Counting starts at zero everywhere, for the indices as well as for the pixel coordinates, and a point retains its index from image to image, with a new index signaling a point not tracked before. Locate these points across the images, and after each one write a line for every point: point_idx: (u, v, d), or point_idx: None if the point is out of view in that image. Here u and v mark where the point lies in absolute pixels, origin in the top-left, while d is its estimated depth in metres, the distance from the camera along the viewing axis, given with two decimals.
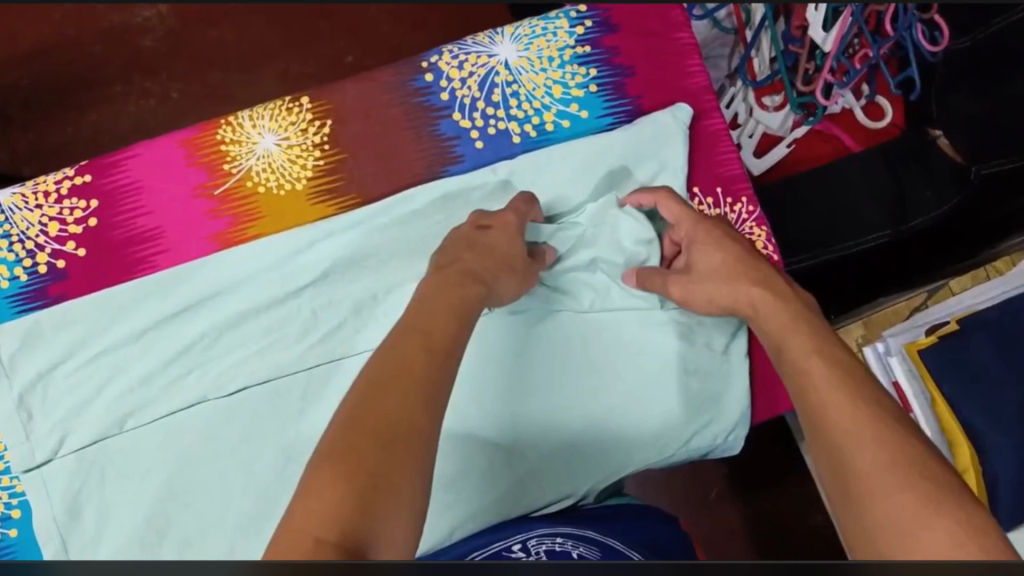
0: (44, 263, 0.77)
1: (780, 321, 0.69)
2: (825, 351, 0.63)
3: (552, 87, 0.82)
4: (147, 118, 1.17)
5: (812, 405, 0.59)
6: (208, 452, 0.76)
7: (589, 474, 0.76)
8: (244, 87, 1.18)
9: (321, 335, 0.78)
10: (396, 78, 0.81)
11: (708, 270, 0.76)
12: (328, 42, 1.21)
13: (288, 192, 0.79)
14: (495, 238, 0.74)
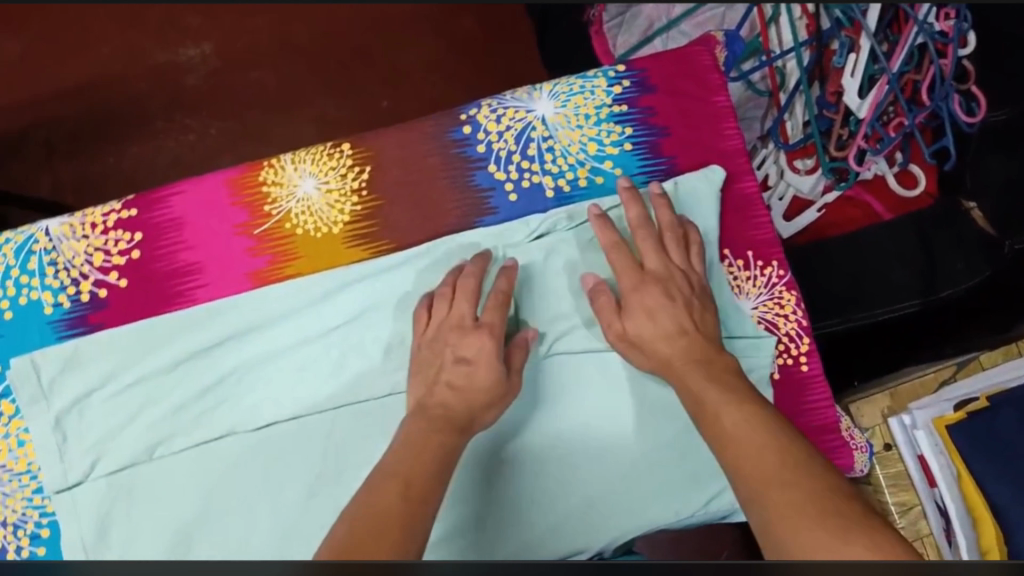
0: (87, 291, 0.79)
1: (705, 387, 0.70)
2: (745, 413, 0.66)
3: (587, 143, 0.83)
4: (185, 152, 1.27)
5: (739, 465, 0.61)
6: (235, 487, 0.76)
7: (606, 528, 0.76)
8: (283, 129, 1.24)
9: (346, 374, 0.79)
10: (435, 129, 0.83)
11: (644, 333, 0.75)
12: (365, 88, 1.25)
13: (325, 234, 0.81)
14: (476, 373, 0.74)
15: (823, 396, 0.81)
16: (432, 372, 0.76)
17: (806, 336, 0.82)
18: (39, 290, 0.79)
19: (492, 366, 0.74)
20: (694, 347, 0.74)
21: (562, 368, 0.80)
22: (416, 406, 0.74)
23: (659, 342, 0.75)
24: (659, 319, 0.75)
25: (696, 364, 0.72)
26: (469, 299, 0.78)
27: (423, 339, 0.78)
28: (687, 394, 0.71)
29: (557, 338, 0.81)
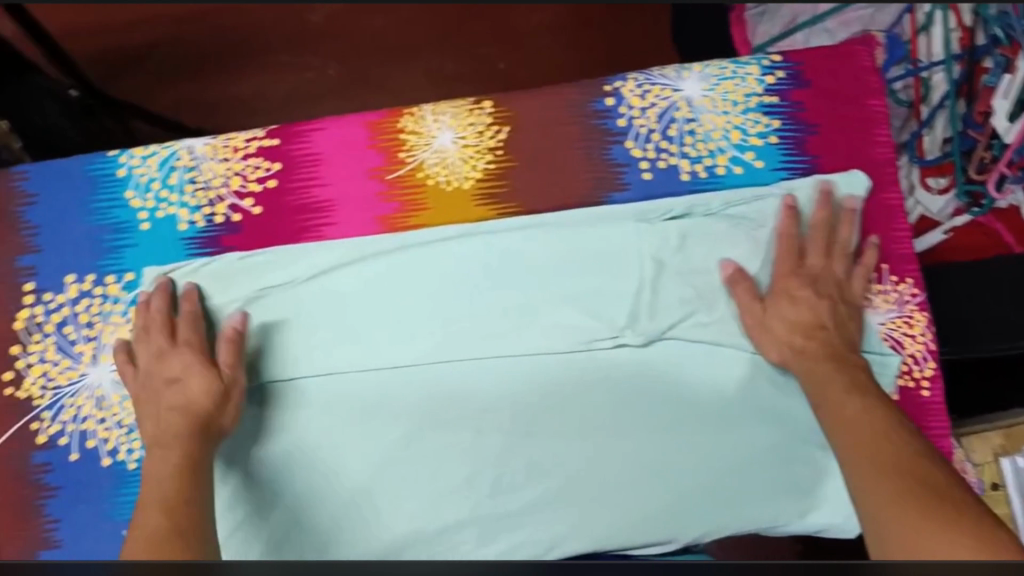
0: (222, 214, 0.81)
1: (837, 385, 0.73)
2: (880, 419, 0.68)
3: (731, 131, 0.82)
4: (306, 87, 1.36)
5: (865, 464, 0.65)
6: (336, 420, 0.81)
7: (695, 522, 0.76)
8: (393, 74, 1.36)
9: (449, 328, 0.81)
10: (578, 98, 0.82)
11: (784, 320, 0.77)
12: (485, 53, 1.38)
13: (455, 189, 0.82)
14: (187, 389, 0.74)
15: (943, 424, 0.78)
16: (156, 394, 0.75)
17: (931, 361, 0.79)
18: (176, 206, 0.81)
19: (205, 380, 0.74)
20: (831, 343, 0.76)
21: (678, 357, 0.79)
22: (154, 442, 0.73)
23: (795, 331, 0.77)
24: (800, 308, 0.77)
25: (829, 358, 0.75)
26: (164, 330, 0.77)
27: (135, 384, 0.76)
28: (808, 381, 0.74)
29: (674, 325, 0.80)
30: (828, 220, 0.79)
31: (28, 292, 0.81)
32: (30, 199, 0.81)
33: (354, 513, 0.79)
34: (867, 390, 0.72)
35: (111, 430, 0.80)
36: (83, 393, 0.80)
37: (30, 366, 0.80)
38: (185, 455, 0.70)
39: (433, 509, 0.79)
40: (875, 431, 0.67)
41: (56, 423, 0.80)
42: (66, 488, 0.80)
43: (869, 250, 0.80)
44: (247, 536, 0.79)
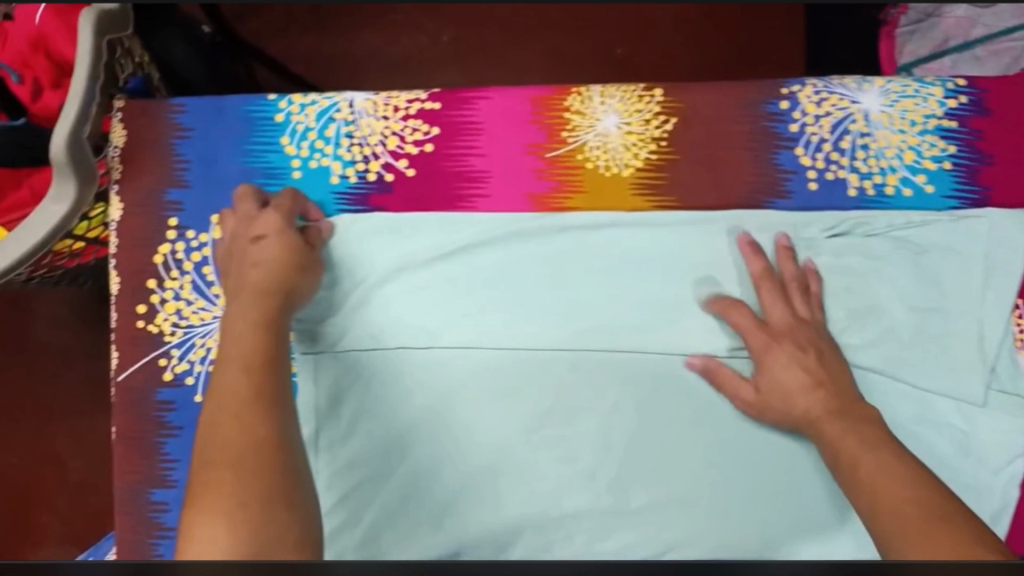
0: (375, 172, 0.79)
1: (849, 443, 0.68)
2: (892, 471, 0.64)
3: (905, 151, 0.79)
4: (414, 53, 1.35)
5: (875, 503, 0.63)
6: (463, 394, 0.79)
7: (812, 543, 0.77)
8: (510, 50, 1.36)
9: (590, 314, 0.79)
10: (752, 96, 0.80)
11: (777, 389, 0.74)
12: (602, 35, 1.35)
13: (614, 175, 0.79)
14: (273, 246, 0.74)
15: None
16: (238, 251, 0.74)
17: None
18: (330, 159, 0.79)
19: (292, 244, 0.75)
20: (832, 399, 0.72)
21: None
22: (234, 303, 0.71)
23: (794, 396, 0.73)
24: (795, 370, 0.74)
25: (835, 417, 0.71)
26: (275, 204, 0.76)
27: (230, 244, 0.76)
28: (823, 445, 0.71)
29: None
30: (768, 267, 0.78)
31: (172, 227, 0.79)
32: (185, 131, 0.80)
33: (462, 491, 0.78)
34: (882, 440, 0.68)
35: None
36: (214, 335, 0.78)
37: (163, 302, 0.79)
38: (272, 316, 0.70)
39: (553, 497, 0.78)
40: (886, 469, 0.65)
41: (184, 362, 0.79)
42: (187, 428, 0.79)
43: (813, 273, 0.78)
44: (363, 498, 0.78)
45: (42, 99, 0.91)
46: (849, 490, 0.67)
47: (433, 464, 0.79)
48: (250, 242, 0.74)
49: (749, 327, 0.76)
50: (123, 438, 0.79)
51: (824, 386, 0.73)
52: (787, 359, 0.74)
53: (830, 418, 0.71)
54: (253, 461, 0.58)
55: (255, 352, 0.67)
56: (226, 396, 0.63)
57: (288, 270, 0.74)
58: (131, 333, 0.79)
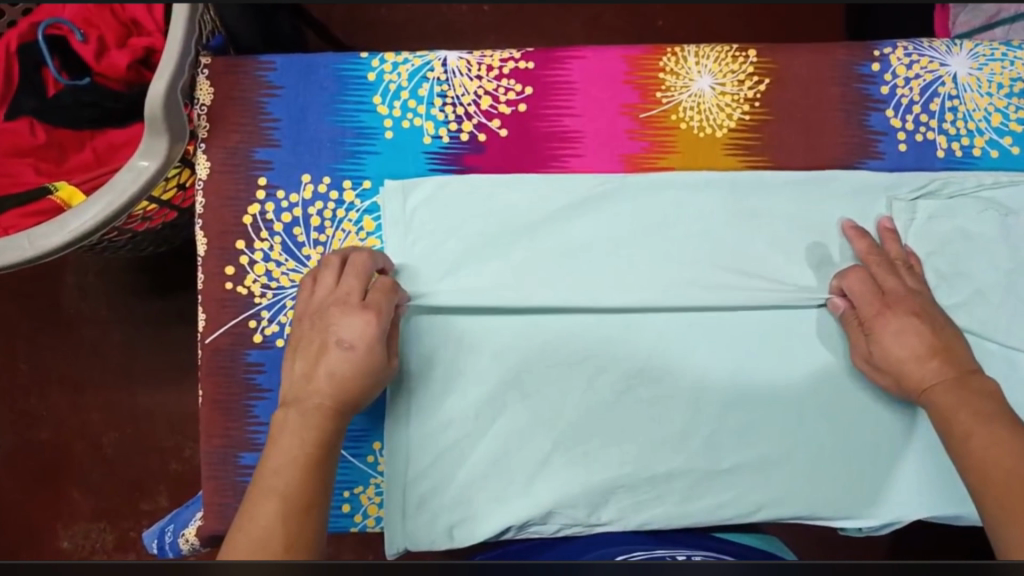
0: (467, 132, 0.79)
1: (960, 416, 0.67)
2: (1004, 451, 0.63)
3: (992, 114, 0.80)
4: (455, 21, 1.34)
5: (981, 479, 0.62)
6: (554, 357, 0.77)
7: (908, 499, 0.76)
8: (551, 20, 1.35)
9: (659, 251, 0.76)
10: (845, 58, 0.80)
11: (892, 358, 0.72)
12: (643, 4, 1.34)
13: (708, 136, 0.80)
14: (357, 361, 0.68)
15: None
16: (316, 350, 0.69)
17: None
18: (422, 119, 0.79)
19: (371, 352, 0.69)
20: (948, 368, 0.70)
21: None
22: (289, 395, 0.67)
23: (906, 365, 0.72)
24: (907, 339, 0.72)
25: (952, 387, 0.69)
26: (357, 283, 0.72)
27: (307, 313, 0.71)
28: (936, 414, 0.69)
29: None
30: (873, 246, 0.77)
31: (261, 186, 0.78)
32: (274, 89, 0.78)
33: (554, 454, 0.76)
34: (986, 412, 0.66)
35: None
36: None
37: (252, 263, 0.77)
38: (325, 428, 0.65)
39: (643, 457, 0.76)
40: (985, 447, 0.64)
41: (274, 324, 0.77)
42: (276, 391, 0.76)
43: (915, 254, 0.78)
44: (453, 462, 0.76)
45: (108, 58, 0.89)
46: (958, 462, 0.66)
47: (526, 430, 0.76)
48: (332, 345, 0.68)
49: (866, 295, 0.74)
50: (211, 402, 0.77)
51: (942, 356, 0.71)
52: (903, 325, 0.72)
53: (943, 391, 0.69)
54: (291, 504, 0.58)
55: (313, 397, 0.66)
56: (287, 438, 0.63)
57: (366, 373, 0.68)
58: (218, 296, 0.77)
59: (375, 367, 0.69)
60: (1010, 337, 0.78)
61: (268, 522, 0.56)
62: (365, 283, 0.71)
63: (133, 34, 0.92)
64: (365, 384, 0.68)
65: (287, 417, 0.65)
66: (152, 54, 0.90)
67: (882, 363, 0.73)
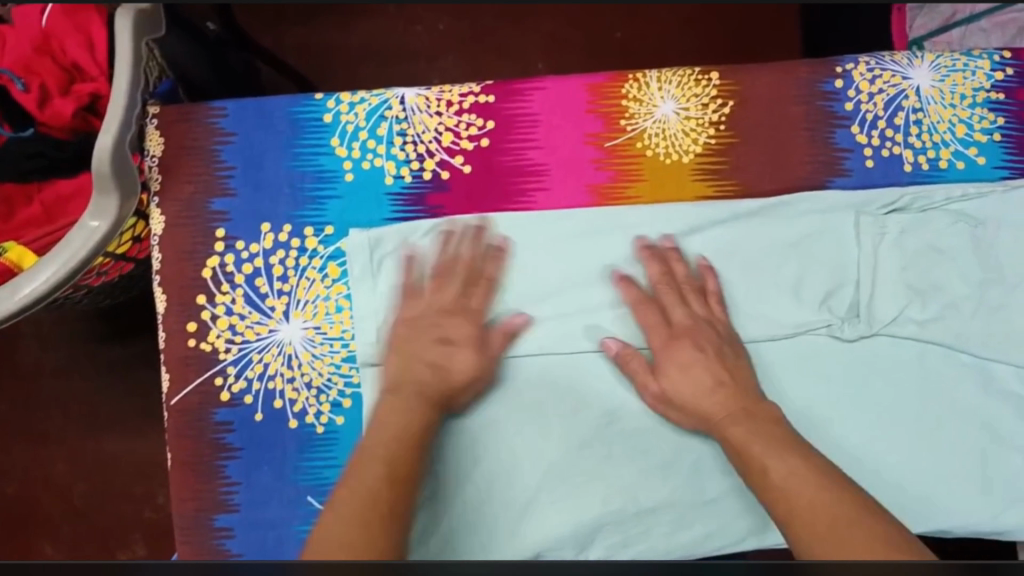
0: (430, 170, 0.77)
1: (755, 448, 0.70)
2: (800, 478, 0.66)
3: (957, 125, 0.80)
4: (411, 42, 1.32)
5: (789, 511, 0.65)
6: (531, 396, 0.76)
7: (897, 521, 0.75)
8: (510, 35, 1.33)
9: (480, 313, 0.76)
10: (808, 76, 0.79)
11: (682, 394, 0.75)
12: (600, 17, 1.33)
13: (675, 162, 0.78)
14: (460, 361, 0.74)
15: None
16: (423, 342, 0.75)
17: None
18: (383, 159, 0.77)
19: (472, 353, 0.74)
20: (733, 402, 0.73)
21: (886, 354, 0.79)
22: (396, 382, 0.73)
23: (699, 402, 0.74)
24: (692, 373, 0.75)
25: (741, 419, 0.72)
26: (462, 284, 0.76)
27: (418, 313, 0.76)
28: (731, 450, 0.72)
29: (892, 322, 0.78)
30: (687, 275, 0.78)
31: (219, 238, 0.75)
32: (228, 136, 0.76)
33: (537, 494, 0.75)
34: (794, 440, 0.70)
35: (301, 391, 0.74)
36: (272, 349, 0.74)
37: (215, 318, 0.75)
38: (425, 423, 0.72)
39: (628, 492, 0.75)
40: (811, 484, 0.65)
41: (241, 380, 0.74)
42: (248, 449, 0.74)
43: (707, 271, 0.79)
44: (435, 509, 0.74)
45: (52, 106, 0.85)
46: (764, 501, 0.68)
47: (508, 473, 0.75)
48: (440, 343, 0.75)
49: (655, 326, 0.77)
50: (180, 463, 0.74)
51: (729, 386, 0.74)
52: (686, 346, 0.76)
53: (733, 421, 0.72)
54: (383, 491, 0.65)
55: (422, 388, 0.73)
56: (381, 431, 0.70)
57: (475, 378, 0.74)
58: (182, 354, 0.75)
59: (479, 369, 0.74)
60: (983, 349, 0.79)
61: (360, 497, 0.64)
62: (475, 274, 0.76)
63: (76, 78, 0.88)
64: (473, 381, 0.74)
65: (392, 403, 0.72)
66: (98, 100, 0.87)
67: (672, 398, 0.75)
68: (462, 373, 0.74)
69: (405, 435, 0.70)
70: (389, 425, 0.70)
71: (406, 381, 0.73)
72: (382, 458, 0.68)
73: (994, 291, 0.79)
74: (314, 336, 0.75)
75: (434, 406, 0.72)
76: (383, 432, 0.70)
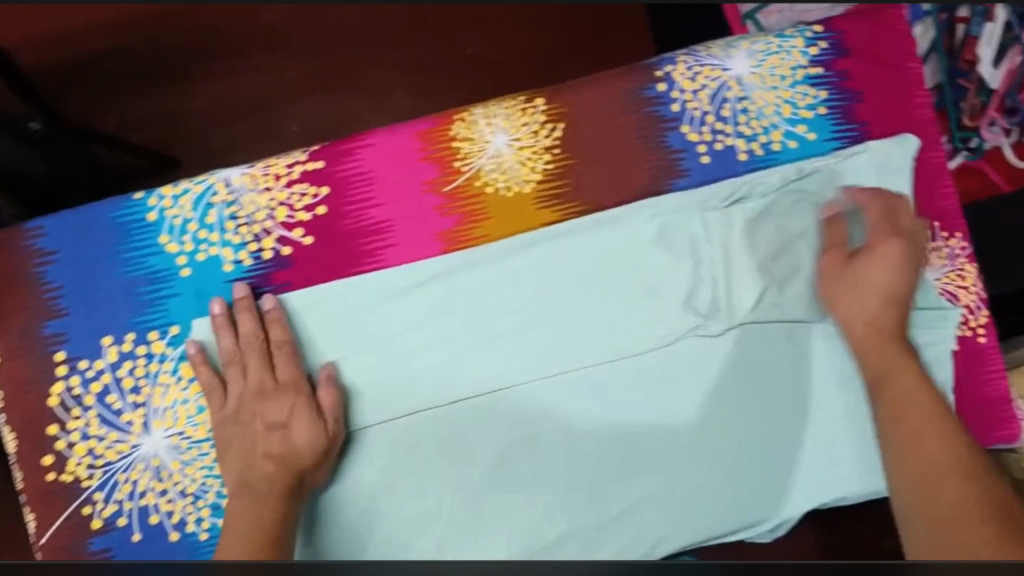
0: (270, 248, 0.75)
1: (897, 373, 0.72)
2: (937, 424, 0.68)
3: (782, 106, 0.81)
4: (263, 93, 1.27)
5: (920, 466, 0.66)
6: (414, 457, 0.75)
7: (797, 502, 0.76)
8: (361, 67, 1.28)
9: (294, 380, 0.72)
10: (630, 85, 0.80)
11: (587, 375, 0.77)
12: (449, 35, 1.30)
13: (517, 194, 0.78)
14: (293, 436, 0.70)
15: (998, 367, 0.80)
16: (251, 443, 0.71)
17: (984, 309, 0.80)
18: (218, 246, 0.74)
19: (308, 425, 0.70)
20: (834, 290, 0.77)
21: (758, 339, 0.78)
22: (238, 485, 0.69)
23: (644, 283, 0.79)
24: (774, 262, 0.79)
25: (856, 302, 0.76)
26: (262, 360, 0.72)
27: (222, 414, 0.71)
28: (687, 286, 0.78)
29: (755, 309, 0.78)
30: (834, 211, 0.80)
31: (60, 362, 0.73)
32: (50, 256, 0.74)
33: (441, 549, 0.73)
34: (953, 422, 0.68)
35: (176, 501, 0.72)
36: (137, 465, 0.72)
37: (72, 445, 0.72)
38: (275, 511, 0.66)
39: (531, 529, 0.74)
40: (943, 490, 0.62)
41: (111, 504, 0.72)
42: None
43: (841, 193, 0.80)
44: None
45: None
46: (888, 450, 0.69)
47: (410, 535, 0.73)
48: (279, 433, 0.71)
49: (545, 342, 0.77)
50: None
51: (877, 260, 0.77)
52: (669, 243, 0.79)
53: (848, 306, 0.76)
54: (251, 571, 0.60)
55: (274, 477, 0.69)
56: (241, 527, 0.65)
57: (309, 449, 0.70)
58: (43, 489, 0.72)
59: (311, 436, 0.70)
60: None
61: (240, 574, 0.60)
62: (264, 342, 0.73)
63: None
64: (310, 440, 0.70)
65: (242, 504, 0.67)
66: None
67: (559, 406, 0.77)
68: (303, 446, 0.69)
69: (259, 535, 0.64)
70: (254, 510, 0.66)
71: (246, 485, 0.69)
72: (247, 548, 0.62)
73: (849, 260, 0.80)
74: (180, 442, 0.72)
75: (287, 491, 0.68)
76: (233, 533, 0.65)
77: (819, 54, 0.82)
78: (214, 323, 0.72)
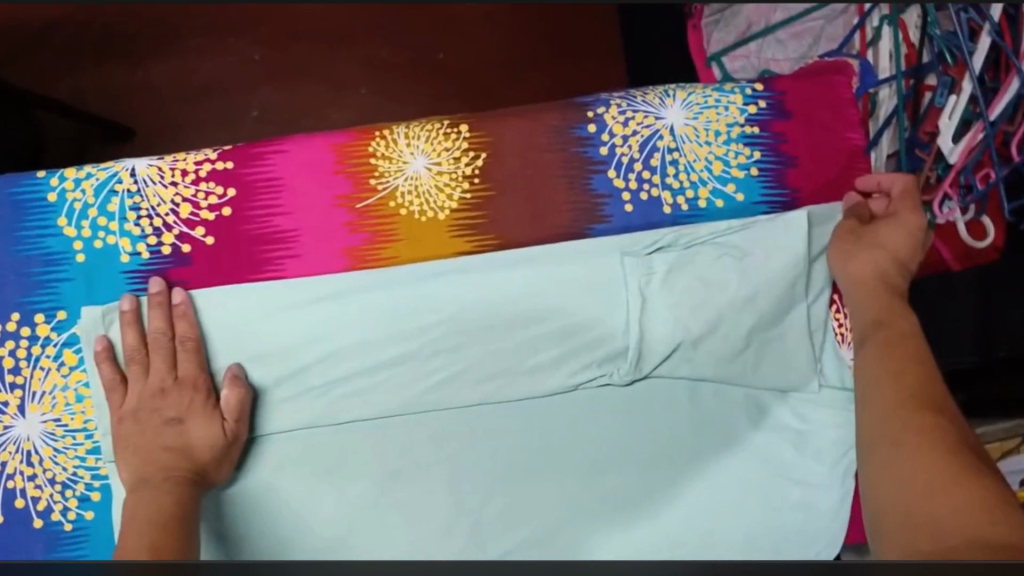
0: (169, 243, 0.74)
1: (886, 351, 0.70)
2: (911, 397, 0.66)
3: (712, 162, 0.79)
4: (224, 73, 1.22)
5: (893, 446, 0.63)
6: (298, 473, 0.75)
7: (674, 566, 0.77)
8: (326, 59, 1.23)
9: (194, 378, 0.73)
10: (559, 123, 0.79)
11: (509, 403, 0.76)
12: (420, 37, 1.24)
13: (430, 220, 0.77)
14: (188, 431, 0.71)
15: None
16: (150, 437, 0.71)
17: None
18: (116, 236, 0.73)
19: (205, 421, 0.71)
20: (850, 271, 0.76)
21: (657, 393, 0.78)
22: (136, 480, 0.69)
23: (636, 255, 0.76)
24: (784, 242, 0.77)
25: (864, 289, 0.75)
26: (165, 360, 0.72)
27: (122, 412, 0.72)
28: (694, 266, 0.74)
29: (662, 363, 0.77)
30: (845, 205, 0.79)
31: None
32: None
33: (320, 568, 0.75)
34: (948, 444, 0.62)
35: (43, 488, 0.73)
36: (9, 446, 0.73)
37: None
38: (175, 499, 0.66)
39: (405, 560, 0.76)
40: (930, 522, 0.56)
41: None
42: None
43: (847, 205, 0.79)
44: None
45: None
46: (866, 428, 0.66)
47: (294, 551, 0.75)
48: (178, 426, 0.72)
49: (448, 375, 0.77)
50: None
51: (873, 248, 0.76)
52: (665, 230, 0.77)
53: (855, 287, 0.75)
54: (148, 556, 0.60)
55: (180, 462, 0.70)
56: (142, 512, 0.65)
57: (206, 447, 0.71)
58: None
59: (211, 431, 0.71)
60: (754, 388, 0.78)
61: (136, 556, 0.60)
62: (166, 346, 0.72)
63: None
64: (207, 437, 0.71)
65: (138, 498, 0.67)
66: None
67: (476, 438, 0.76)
68: (203, 442, 0.71)
69: (161, 517, 0.64)
70: (158, 502, 0.66)
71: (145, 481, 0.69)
72: (149, 531, 0.63)
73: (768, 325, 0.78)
74: (54, 429, 0.73)
75: (184, 481, 0.68)
76: (135, 520, 0.64)
77: (756, 114, 0.81)
78: (121, 318, 0.72)
